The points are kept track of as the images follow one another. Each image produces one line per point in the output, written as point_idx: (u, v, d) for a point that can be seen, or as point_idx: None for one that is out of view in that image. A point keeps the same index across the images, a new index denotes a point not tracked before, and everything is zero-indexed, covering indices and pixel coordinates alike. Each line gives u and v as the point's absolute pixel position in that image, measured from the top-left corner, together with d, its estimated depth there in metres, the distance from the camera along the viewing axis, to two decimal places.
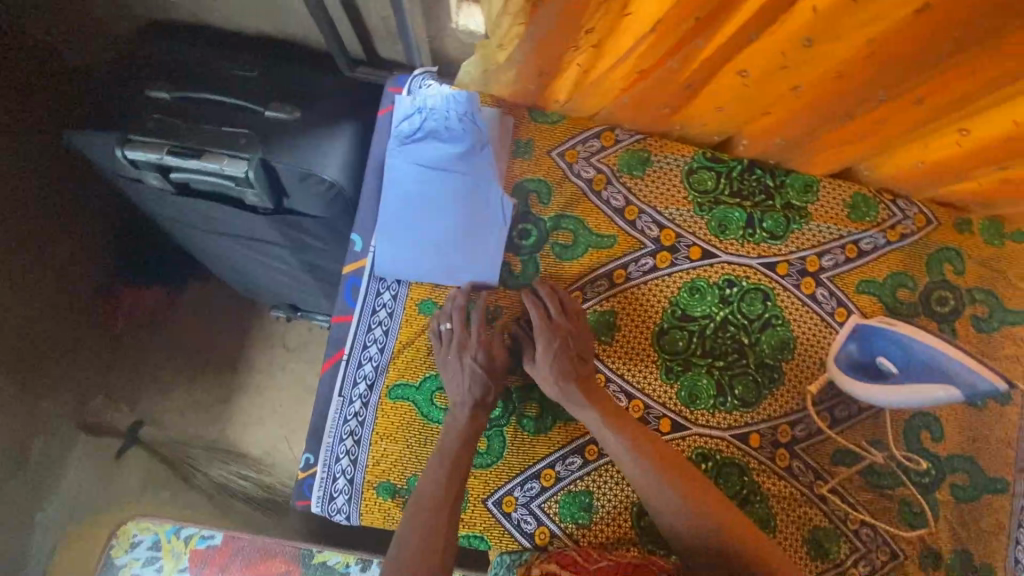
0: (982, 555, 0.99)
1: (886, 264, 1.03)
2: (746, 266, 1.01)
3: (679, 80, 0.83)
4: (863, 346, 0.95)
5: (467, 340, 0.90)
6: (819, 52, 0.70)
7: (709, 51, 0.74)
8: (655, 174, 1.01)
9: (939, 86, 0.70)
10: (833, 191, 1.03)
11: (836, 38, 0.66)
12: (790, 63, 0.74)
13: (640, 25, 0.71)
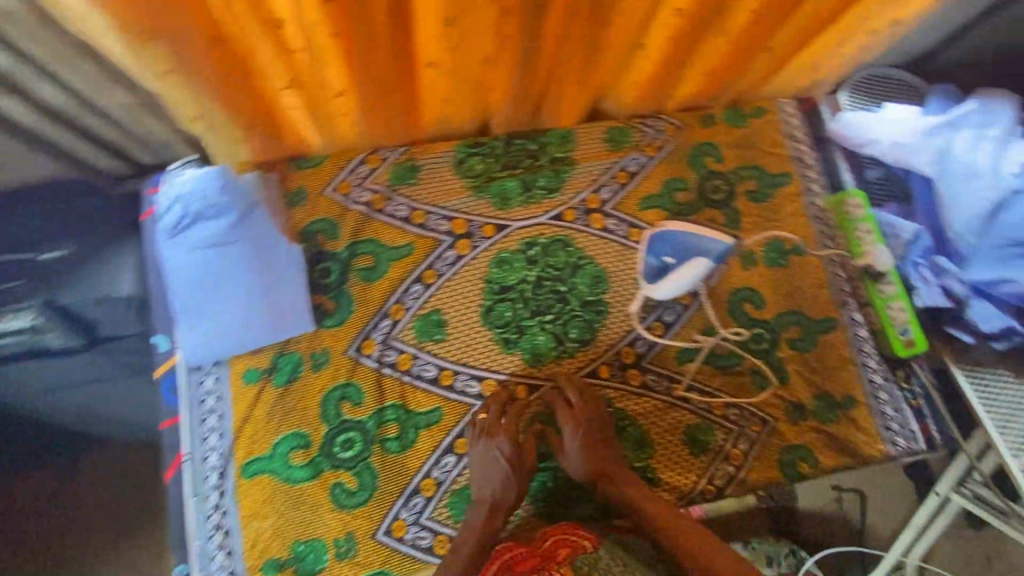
0: (840, 391, 1.08)
1: (657, 176, 1.14)
2: (538, 224, 1.08)
3: (389, 88, 0.90)
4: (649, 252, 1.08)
5: (496, 429, 0.94)
6: (468, 25, 0.77)
7: (385, 57, 0.80)
8: (426, 176, 1.07)
9: (581, 14, 0.80)
10: (586, 134, 1.14)
11: (469, 11, 0.74)
12: (459, 43, 0.81)
13: (309, 56, 0.76)
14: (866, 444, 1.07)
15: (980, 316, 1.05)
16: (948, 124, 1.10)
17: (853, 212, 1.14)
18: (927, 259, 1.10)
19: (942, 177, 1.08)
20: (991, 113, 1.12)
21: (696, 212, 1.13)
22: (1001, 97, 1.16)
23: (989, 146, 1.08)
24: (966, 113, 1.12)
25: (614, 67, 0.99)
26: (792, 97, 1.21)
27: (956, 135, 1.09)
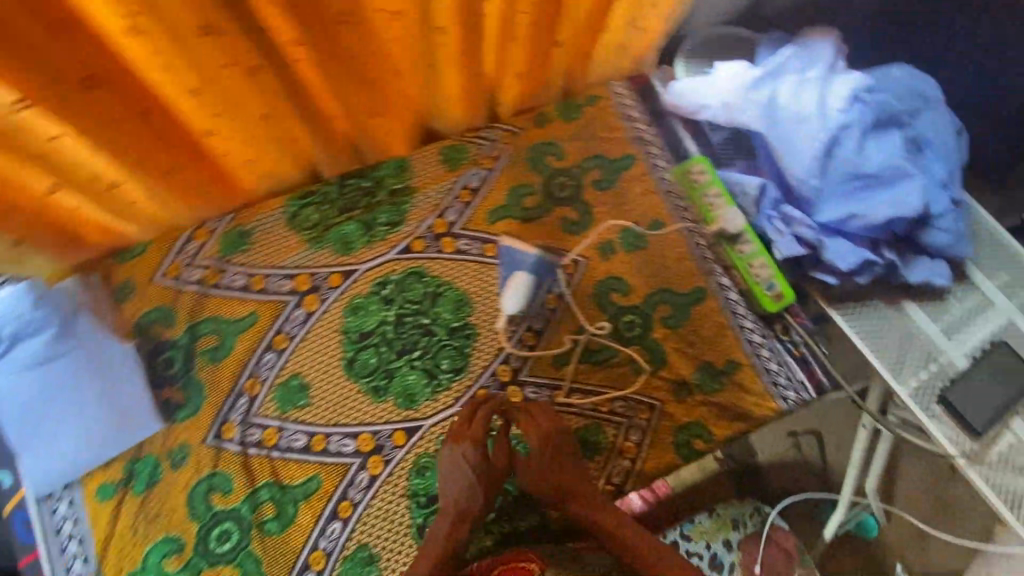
0: (721, 358, 1.09)
1: (501, 186, 1.12)
2: (387, 261, 1.05)
3: (178, 168, 0.87)
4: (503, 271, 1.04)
5: (464, 432, 0.85)
6: (218, 93, 0.75)
7: (140, 139, 0.78)
8: (259, 239, 1.04)
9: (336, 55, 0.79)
10: (421, 159, 1.11)
11: (205, 81, 0.72)
12: (221, 112, 0.79)
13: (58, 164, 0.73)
14: (755, 404, 1.07)
15: (835, 254, 1.07)
16: (768, 76, 1.12)
17: (698, 180, 1.14)
18: (780, 210, 1.09)
19: (773, 129, 1.10)
20: (801, 58, 1.15)
21: (547, 213, 1.12)
22: (817, 37, 1.18)
23: (810, 89, 1.10)
24: (785, 61, 1.14)
25: (420, 93, 0.97)
26: (623, 76, 1.21)
27: (777, 86, 1.11)
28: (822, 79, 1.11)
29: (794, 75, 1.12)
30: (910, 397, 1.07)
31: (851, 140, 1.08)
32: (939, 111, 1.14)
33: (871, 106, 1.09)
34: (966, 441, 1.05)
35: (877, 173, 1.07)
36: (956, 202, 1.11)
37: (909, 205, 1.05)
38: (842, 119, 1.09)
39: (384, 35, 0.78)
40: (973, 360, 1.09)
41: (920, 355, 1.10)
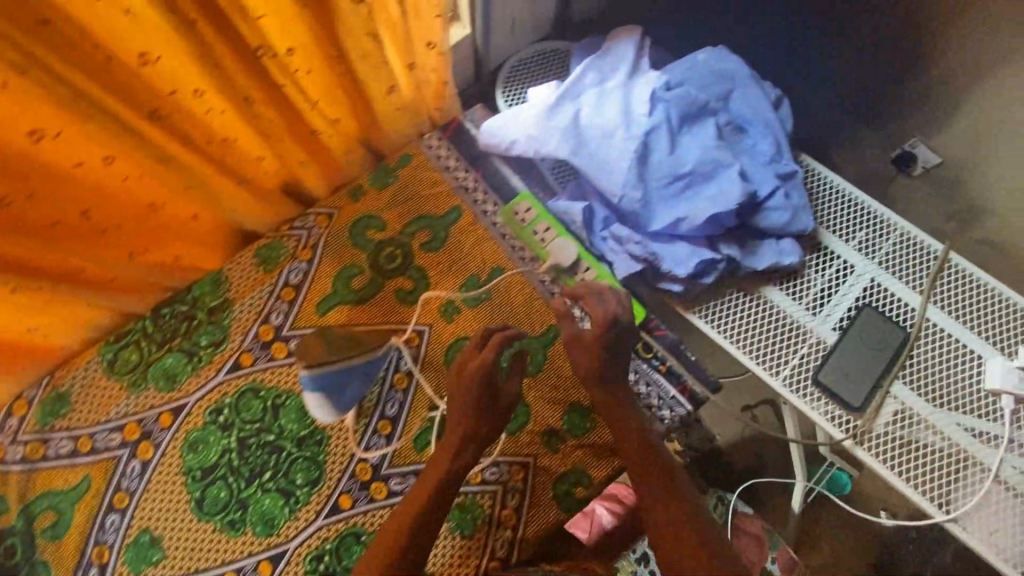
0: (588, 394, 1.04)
1: (325, 274, 1.07)
2: (218, 385, 1.00)
3: None
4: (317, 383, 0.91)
5: (475, 354, 0.95)
6: None
7: None
8: (79, 396, 0.99)
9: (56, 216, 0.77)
10: (235, 268, 1.06)
11: None
12: None
13: None
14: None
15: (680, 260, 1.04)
16: (567, 96, 1.08)
17: (525, 219, 1.12)
18: (610, 229, 1.08)
19: (582, 151, 1.06)
20: (598, 70, 1.11)
21: (379, 289, 1.07)
22: (613, 43, 1.14)
23: (611, 101, 1.07)
24: (583, 77, 1.10)
25: (191, 211, 0.94)
26: (432, 127, 1.16)
27: (578, 104, 1.07)
28: (621, 87, 1.08)
29: (593, 90, 1.08)
30: (783, 385, 1.03)
31: (662, 142, 1.04)
32: (747, 87, 1.10)
33: (673, 101, 1.04)
34: (846, 418, 1.00)
35: (693, 170, 1.03)
36: (786, 178, 1.06)
37: (731, 196, 1.00)
38: (647, 124, 1.04)
39: (82, 179, 0.75)
40: (840, 331, 1.05)
41: (788, 338, 1.05)
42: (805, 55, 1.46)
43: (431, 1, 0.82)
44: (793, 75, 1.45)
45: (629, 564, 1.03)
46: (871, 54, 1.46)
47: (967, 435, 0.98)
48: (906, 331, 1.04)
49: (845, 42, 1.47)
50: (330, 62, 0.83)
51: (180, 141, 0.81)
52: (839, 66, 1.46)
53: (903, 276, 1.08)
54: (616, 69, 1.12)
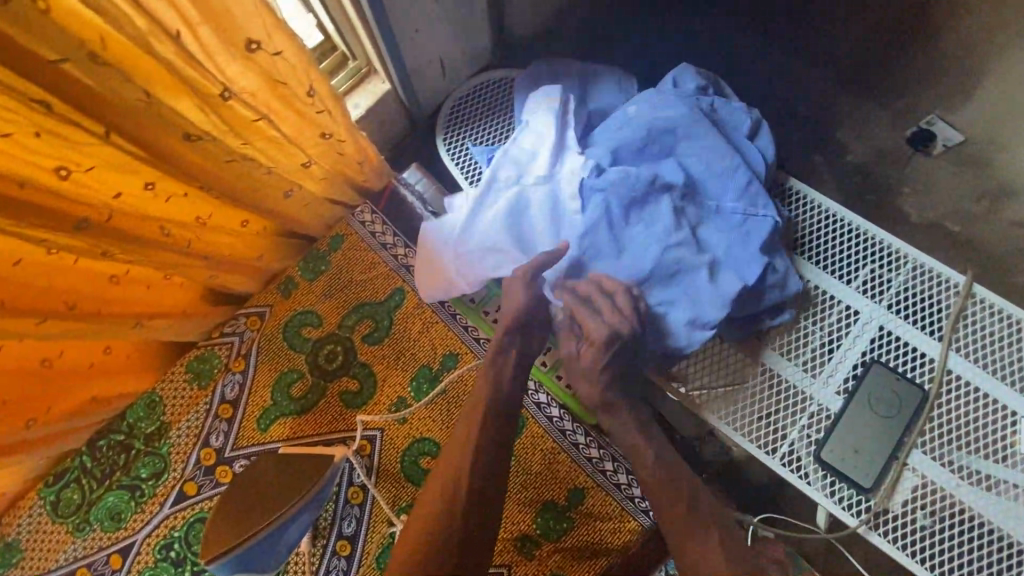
0: (562, 489, 0.94)
1: (264, 384, 0.99)
2: (165, 519, 0.94)
3: None
4: (238, 557, 0.79)
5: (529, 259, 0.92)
6: None
7: None
8: (27, 544, 0.95)
9: None
10: (168, 387, 0.98)
11: None
12: None
13: None
14: (615, 531, 0.93)
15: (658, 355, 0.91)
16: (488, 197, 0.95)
17: (473, 297, 1.00)
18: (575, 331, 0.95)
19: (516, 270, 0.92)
20: (516, 158, 0.96)
21: (321, 395, 0.98)
22: (554, 99, 0.99)
23: (537, 200, 0.92)
24: (506, 168, 0.95)
25: (100, 350, 0.85)
26: (364, 201, 1.04)
27: (500, 218, 0.93)
28: (547, 179, 0.92)
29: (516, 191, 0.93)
30: (783, 465, 0.90)
31: (605, 240, 0.89)
32: (698, 139, 0.94)
33: (610, 186, 0.88)
34: (858, 500, 0.88)
35: (652, 270, 0.88)
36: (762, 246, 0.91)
37: (699, 294, 0.87)
38: (581, 225, 0.89)
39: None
40: (845, 396, 0.91)
41: (785, 408, 0.92)
42: (791, 41, 1.24)
43: (306, 100, 0.69)
44: (777, 67, 1.24)
45: None
46: (871, 31, 1.23)
47: (1007, 510, 0.84)
48: (924, 389, 0.89)
49: (839, 20, 1.24)
50: (207, 186, 0.71)
51: (48, 308, 0.69)
52: (833, 52, 1.24)
53: (917, 319, 0.93)
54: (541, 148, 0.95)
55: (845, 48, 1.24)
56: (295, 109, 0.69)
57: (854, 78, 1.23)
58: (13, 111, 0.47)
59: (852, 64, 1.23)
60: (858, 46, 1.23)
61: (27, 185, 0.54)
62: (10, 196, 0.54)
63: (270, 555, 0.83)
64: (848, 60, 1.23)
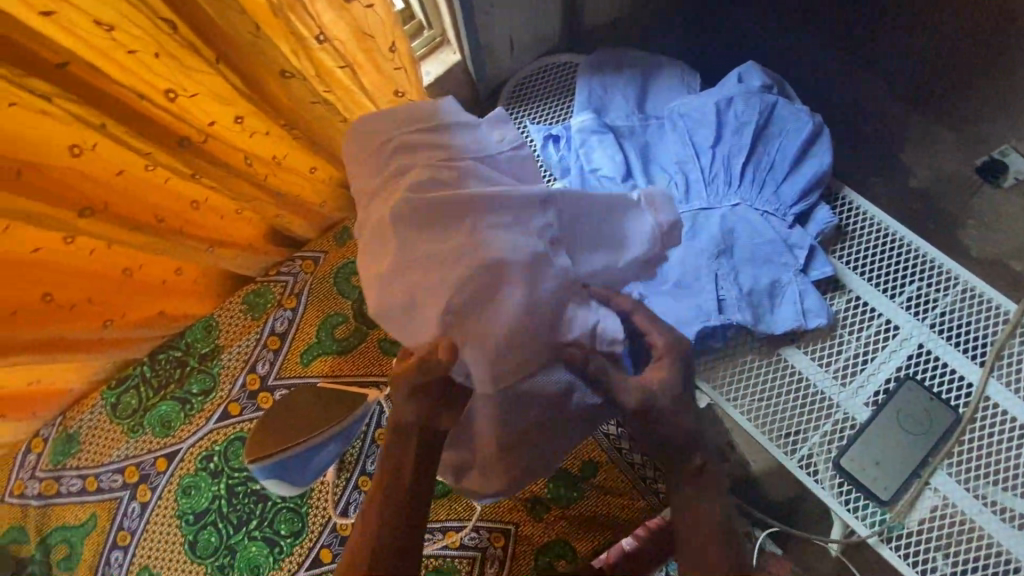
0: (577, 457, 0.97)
1: (310, 323, 1.05)
2: (208, 432, 1.02)
3: None
4: (274, 468, 0.87)
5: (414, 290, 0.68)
6: None
7: None
8: (86, 437, 1.05)
9: (32, 293, 0.77)
10: (224, 315, 1.07)
11: None
12: None
13: None
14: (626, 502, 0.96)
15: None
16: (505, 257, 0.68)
17: None
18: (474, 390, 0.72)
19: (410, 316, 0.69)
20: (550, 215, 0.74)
21: (361, 340, 1.04)
22: (629, 245, 0.78)
23: (540, 304, 0.69)
24: (548, 241, 0.72)
25: (173, 268, 0.94)
26: None
27: (502, 284, 0.67)
28: (563, 300, 0.70)
29: (542, 269, 0.69)
30: (800, 467, 0.91)
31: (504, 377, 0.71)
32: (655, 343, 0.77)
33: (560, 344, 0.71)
34: (872, 510, 0.88)
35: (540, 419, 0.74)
36: (802, 259, 0.93)
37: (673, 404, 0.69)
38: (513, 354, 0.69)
39: (49, 264, 0.76)
40: (873, 408, 0.91)
41: (809, 410, 0.93)
42: (864, 55, 1.23)
43: (388, 56, 0.75)
44: (846, 81, 1.22)
45: None
46: (951, 53, 1.20)
47: None
48: (958, 411, 0.88)
49: (919, 40, 1.21)
50: (287, 126, 0.78)
51: (144, 221, 0.78)
52: (908, 71, 1.21)
53: (960, 342, 0.91)
54: (591, 258, 0.76)
55: (919, 68, 1.21)
56: (377, 63, 0.74)
57: (927, 100, 1.20)
58: (141, 23, 0.55)
59: (926, 85, 1.20)
60: (932, 67, 1.20)
61: (143, 99, 0.62)
62: (130, 107, 0.62)
63: (303, 472, 0.89)
64: (922, 81, 1.21)
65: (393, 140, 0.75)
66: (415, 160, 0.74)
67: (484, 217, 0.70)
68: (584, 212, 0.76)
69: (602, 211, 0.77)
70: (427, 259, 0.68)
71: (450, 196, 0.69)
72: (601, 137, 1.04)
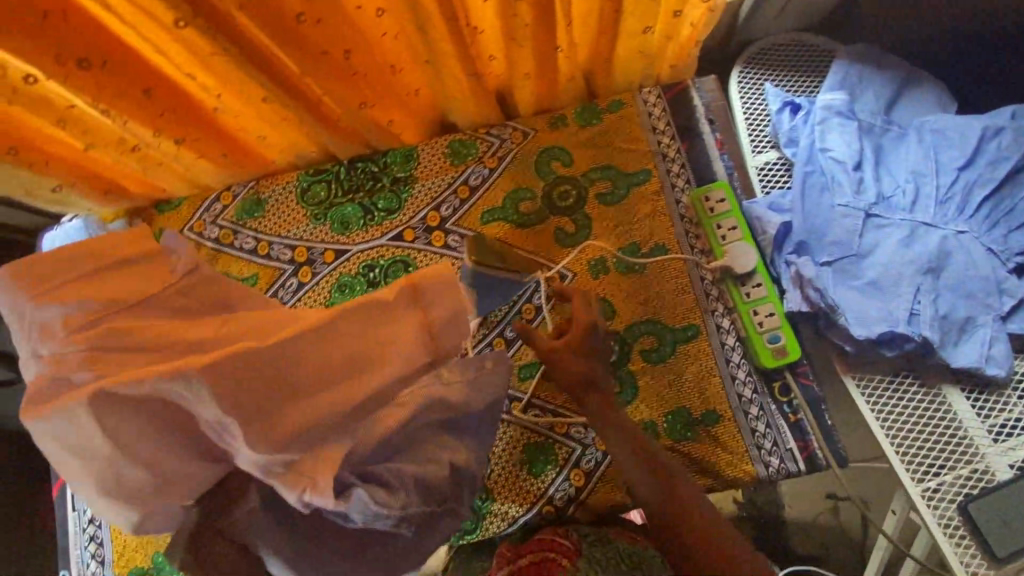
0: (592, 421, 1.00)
1: (501, 186, 1.09)
2: (378, 246, 1.09)
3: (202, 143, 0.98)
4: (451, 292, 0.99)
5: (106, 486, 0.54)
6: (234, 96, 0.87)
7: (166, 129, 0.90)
8: (272, 207, 1.12)
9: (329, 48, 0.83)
10: (427, 151, 1.11)
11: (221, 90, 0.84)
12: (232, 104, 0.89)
13: (103, 136, 0.86)
14: (626, 536, 0.94)
15: (828, 327, 0.98)
16: (191, 430, 0.57)
17: (714, 208, 1.04)
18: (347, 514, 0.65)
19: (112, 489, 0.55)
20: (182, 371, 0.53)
21: (541, 221, 1.08)
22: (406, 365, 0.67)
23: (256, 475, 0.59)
24: (260, 394, 0.57)
25: (417, 83, 0.98)
26: (655, 85, 1.10)
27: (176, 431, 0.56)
28: (281, 483, 0.57)
29: (258, 456, 0.56)
30: (922, 496, 0.91)
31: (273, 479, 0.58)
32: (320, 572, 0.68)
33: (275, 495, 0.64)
34: (978, 561, 0.88)
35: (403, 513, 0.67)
36: (1006, 306, 0.91)
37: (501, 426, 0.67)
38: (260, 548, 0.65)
39: (360, 26, 0.81)
40: (1016, 473, 0.90)
41: (949, 450, 0.92)
42: None
43: None
44: None
45: None
46: None
47: None
48: None
49: None
50: None
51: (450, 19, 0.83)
52: None
53: None
54: (336, 417, 0.62)
55: None
56: None
57: None
58: None
59: None
60: None
61: None
62: None
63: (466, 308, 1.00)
64: None
65: (37, 346, 0.53)
66: (79, 342, 0.53)
67: (145, 404, 0.54)
68: (319, 377, 0.61)
69: (344, 356, 0.64)
70: (96, 480, 0.54)
71: (73, 405, 0.51)
72: (843, 121, 1.04)
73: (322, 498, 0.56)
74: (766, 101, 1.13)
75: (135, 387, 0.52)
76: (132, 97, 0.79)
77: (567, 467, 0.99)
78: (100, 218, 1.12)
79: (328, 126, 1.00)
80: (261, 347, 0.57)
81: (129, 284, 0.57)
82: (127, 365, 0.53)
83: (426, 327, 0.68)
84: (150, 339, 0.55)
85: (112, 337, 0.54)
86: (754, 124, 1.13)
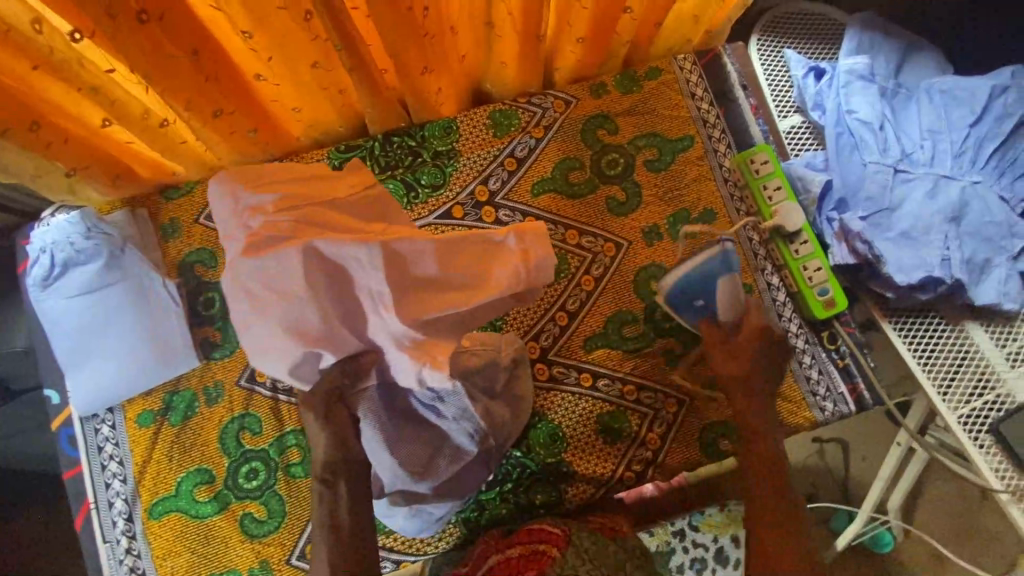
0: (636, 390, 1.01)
1: (549, 157, 1.07)
2: (426, 225, 1.03)
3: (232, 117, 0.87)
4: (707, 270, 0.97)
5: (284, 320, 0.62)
6: (284, 57, 0.77)
7: (204, 104, 0.78)
8: None
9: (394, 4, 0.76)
10: (469, 122, 1.06)
11: (272, 50, 0.75)
12: (277, 68, 0.80)
13: (130, 109, 0.74)
14: (608, 532, 0.91)
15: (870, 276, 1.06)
16: (349, 302, 0.65)
17: (759, 170, 1.08)
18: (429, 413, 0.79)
19: (292, 326, 0.62)
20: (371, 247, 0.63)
21: (593, 191, 1.07)
22: (506, 284, 0.71)
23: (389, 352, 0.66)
24: (404, 283, 0.65)
25: (466, 48, 0.93)
26: (691, 51, 1.11)
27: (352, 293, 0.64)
28: (411, 355, 0.65)
29: (402, 325, 0.64)
30: (958, 422, 1.01)
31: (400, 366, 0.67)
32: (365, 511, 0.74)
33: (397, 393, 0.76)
34: (1010, 474, 0.98)
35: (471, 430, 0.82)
36: (1017, 247, 1.02)
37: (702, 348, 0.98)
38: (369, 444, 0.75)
39: None
40: None
41: (977, 379, 1.02)
42: None
43: None
44: None
45: (663, 532, 1.11)
46: None
47: None
48: None
49: None
50: None
51: None
52: None
53: None
54: (454, 312, 0.68)
55: None
56: None
57: None
58: None
59: None
60: None
61: None
62: None
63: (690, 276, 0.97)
64: None
65: (249, 220, 0.65)
66: (286, 215, 0.65)
67: (334, 262, 0.63)
68: (444, 276, 0.68)
69: (462, 262, 0.70)
70: (279, 313, 0.61)
71: (289, 250, 0.61)
72: (864, 85, 1.11)
73: (438, 377, 0.65)
74: (788, 67, 1.17)
75: (334, 246, 0.62)
76: (178, 60, 0.68)
77: (643, 435, 1.01)
78: (95, 210, 0.97)
79: (373, 94, 0.91)
80: (409, 238, 0.66)
81: (323, 190, 0.69)
82: (325, 232, 0.64)
83: (524, 263, 0.72)
84: (339, 224, 0.66)
85: (313, 217, 0.65)
86: (777, 90, 1.17)
